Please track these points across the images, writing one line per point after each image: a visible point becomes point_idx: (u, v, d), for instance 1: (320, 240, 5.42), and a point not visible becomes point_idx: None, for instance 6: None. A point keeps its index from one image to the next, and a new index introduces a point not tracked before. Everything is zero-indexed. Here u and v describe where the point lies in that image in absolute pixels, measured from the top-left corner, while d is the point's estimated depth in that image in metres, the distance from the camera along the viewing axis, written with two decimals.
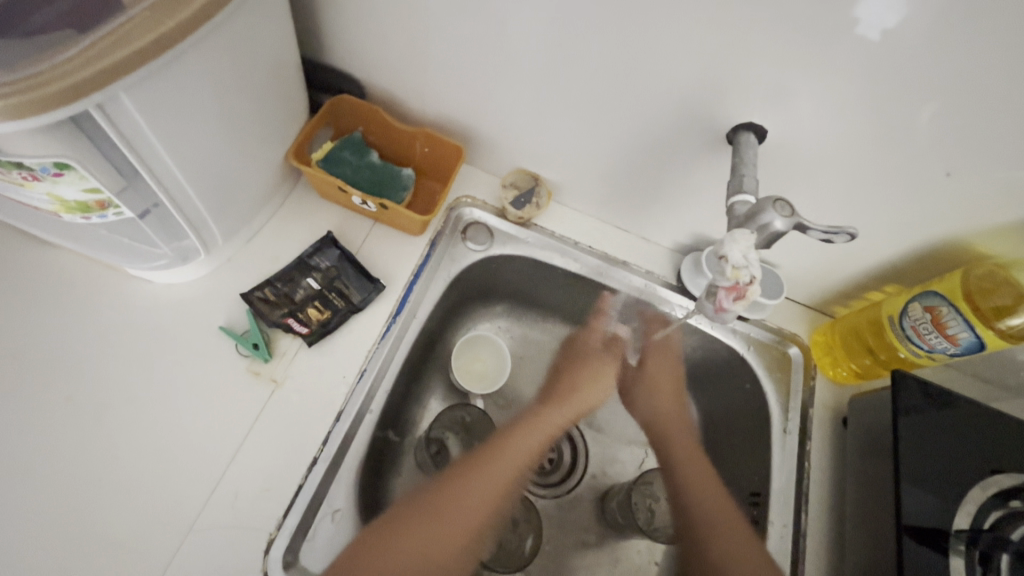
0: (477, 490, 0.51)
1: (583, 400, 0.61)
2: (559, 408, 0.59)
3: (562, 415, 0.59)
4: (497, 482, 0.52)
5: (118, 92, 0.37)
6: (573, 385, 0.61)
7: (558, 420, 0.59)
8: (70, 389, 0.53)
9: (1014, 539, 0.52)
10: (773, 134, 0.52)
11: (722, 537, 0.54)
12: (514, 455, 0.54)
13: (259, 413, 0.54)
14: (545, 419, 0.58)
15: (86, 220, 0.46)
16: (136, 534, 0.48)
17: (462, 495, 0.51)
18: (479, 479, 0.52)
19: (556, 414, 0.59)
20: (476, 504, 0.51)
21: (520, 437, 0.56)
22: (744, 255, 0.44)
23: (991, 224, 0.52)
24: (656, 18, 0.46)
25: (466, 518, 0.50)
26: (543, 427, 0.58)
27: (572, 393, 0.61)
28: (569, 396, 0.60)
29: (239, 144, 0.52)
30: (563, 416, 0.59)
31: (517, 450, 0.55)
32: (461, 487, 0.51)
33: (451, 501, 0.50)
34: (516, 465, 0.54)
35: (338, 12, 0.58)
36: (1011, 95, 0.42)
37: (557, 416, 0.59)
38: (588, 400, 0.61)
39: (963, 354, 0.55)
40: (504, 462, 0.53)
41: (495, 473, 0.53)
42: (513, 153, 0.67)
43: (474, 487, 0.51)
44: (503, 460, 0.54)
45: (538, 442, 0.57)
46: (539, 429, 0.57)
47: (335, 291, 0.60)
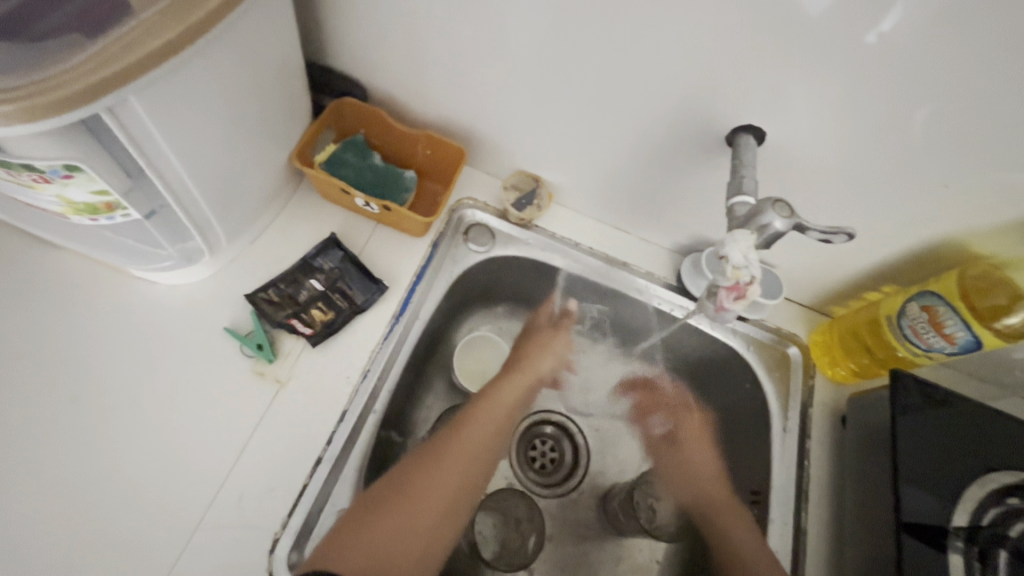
0: (452, 461, 0.58)
1: (533, 370, 0.69)
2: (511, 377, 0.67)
3: (517, 386, 0.67)
4: (471, 449, 0.59)
5: (128, 96, 0.38)
6: (523, 358, 0.69)
7: (517, 389, 0.67)
8: (75, 389, 0.53)
9: (1012, 536, 0.52)
10: (772, 136, 0.52)
11: (749, 551, 0.59)
12: (482, 426, 0.62)
13: (264, 413, 0.54)
14: (500, 388, 0.66)
15: (93, 221, 0.46)
16: (142, 533, 0.49)
17: (437, 468, 0.57)
18: (452, 452, 0.58)
19: (515, 386, 0.67)
20: (453, 473, 0.57)
21: (481, 407, 0.63)
22: (744, 255, 0.45)
23: (988, 225, 0.53)
24: (657, 21, 0.47)
25: (446, 485, 0.56)
26: (504, 399, 0.65)
27: (522, 365, 0.69)
28: (522, 368, 0.68)
29: (244, 146, 0.52)
30: (521, 386, 0.67)
31: (485, 420, 0.62)
32: (436, 461, 0.57)
33: (429, 474, 0.56)
34: (482, 432, 0.61)
35: (342, 15, 0.58)
36: (1008, 96, 0.43)
37: (511, 385, 0.67)
38: (538, 372, 0.69)
39: (961, 352, 0.55)
40: (467, 432, 0.60)
41: (465, 445, 0.59)
42: (515, 155, 0.67)
43: (448, 459, 0.58)
44: (473, 429, 0.61)
45: (500, 411, 0.64)
46: (501, 401, 0.65)
47: (339, 292, 0.60)
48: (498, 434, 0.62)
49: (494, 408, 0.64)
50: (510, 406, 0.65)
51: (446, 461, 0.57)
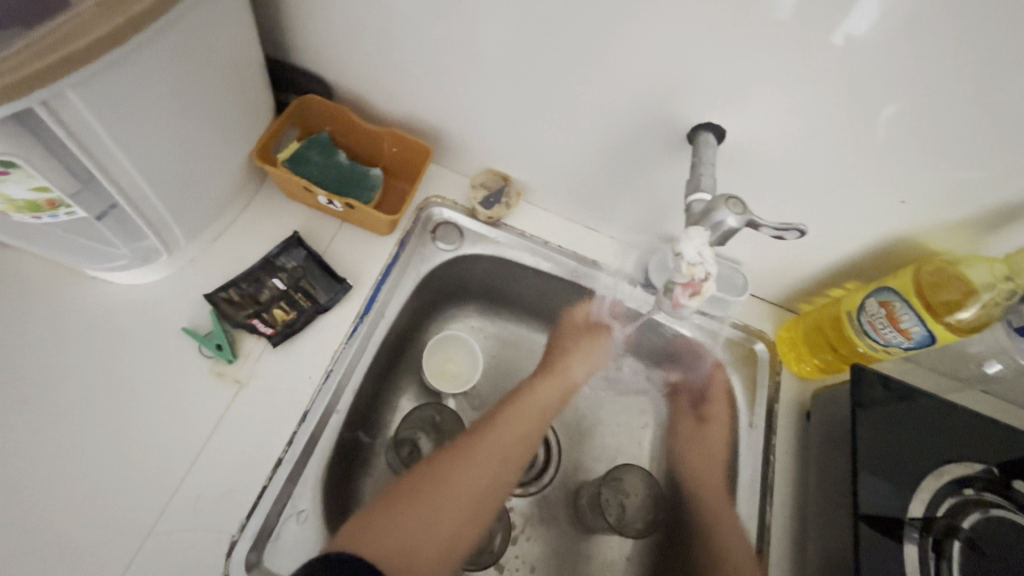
0: (484, 455, 0.56)
1: (567, 374, 0.68)
2: (546, 381, 0.66)
3: (552, 386, 0.66)
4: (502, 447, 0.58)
5: (65, 90, 0.37)
6: (559, 361, 0.69)
7: (553, 391, 0.65)
8: (24, 391, 0.51)
9: (964, 527, 0.54)
10: (731, 134, 0.53)
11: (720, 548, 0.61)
12: (514, 424, 0.60)
13: (222, 414, 0.53)
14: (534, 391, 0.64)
15: (37, 220, 0.45)
16: (93, 538, 0.47)
17: (466, 466, 0.54)
18: (484, 449, 0.56)
19: (549, 387, 0.66)
20: (483, 471, 0.55)
21: (516, 409, 0.62)
22: (698, 252, 0.46)
23: (941, 222, 0.54)
24: (616, 18, 0.47)
25: (474, 482, 0.54)
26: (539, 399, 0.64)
27: (557, 368, 0.68)
28: (557, 371, 0.68)
29: (199, 143, 0.51)
30: (556, 388, 0.66)
31: (516, 419, 0.60)
32: (465, 456, 0.55)
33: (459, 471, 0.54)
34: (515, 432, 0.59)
35: (303, 11, 0.58)
36: (953, 95, 0.44)
37: (545, 387, 0.65)
38: (572, 374, 0.68)
39: (917, 347, 0.56)
40: (499, 431, 0.58)
41: (495, 443, 0.57)
42: (482, 152, 0.67)
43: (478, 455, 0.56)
44: (503, 425, 0.59)
45: (534, 414, 0.62)
46: (535, 401, 0.63)
47: (302, 291, 0.59)
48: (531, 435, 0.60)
49: (528, 407, 0.62)
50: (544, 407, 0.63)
51: (475, 459, 0.55)
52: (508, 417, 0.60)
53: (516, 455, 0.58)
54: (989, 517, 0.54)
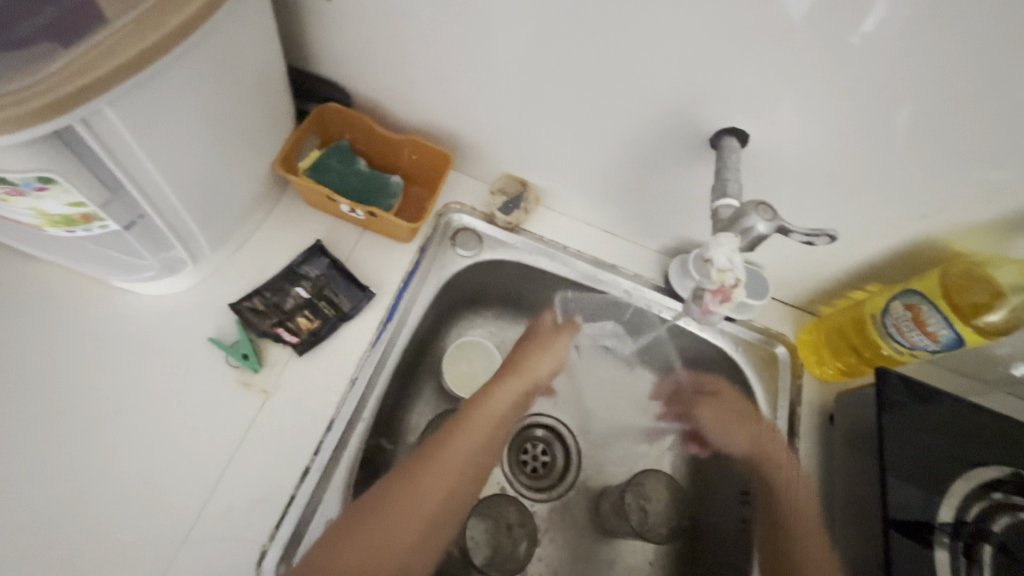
0: (444, 464, 0.54)
1: (529, 372, 0.66)
2: (508, 380, 0.64)
3: (515, 386, 0.64)
4: (467, 453, 0.56)
5: (102, 106, 0.37)
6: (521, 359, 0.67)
7: (514, 390, 0.63)
8: (55, 404, 0.52)
9: (995, 530, 0.53)
10: (755, 138, 0.53)
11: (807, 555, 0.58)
12: (474, 426, 0.58)
13: (249, 424, 0.54)
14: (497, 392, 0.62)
15: (70, 234, 0.45)
16: (126, 549, 0.48)
17: (434, 473, 0.53)
18: (448, 452, 0.55)
19: (510, 389, 0.63)
20: (444, 477, 0.54)
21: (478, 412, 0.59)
22: (728, 258, 0.46)
23: (967, 224, 0.54)
24: (640, 24, 0.47)
25: (442, 487, 0.53)
26: (500, 402, 0.62)
27: (519, 367, 0.66)
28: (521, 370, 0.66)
29: (224, 154, 0.51)
30: (519, 388, 0.64)
31: (481, 423, 0.59)
32: (432, 463, 0.54)
33: (428, 480, 0.53)
34: (476, 435, 0.58)
35: (324, 20, 0.58)
36: (984, 97, 0.43)
37: (508, 386, 0.63)
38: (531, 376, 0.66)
39: (943, 350, 0.56)
40: (460, 438, 0.56)
41: (462, 449, 0.56)
42: (501, 158, 0.67)
43: (444, 459, 0.55)
44: (468, 430, 0.57)
45: (495, 416, 0.61)
46: (497, 402, 0.61)
47: (325, 300, 0.59)
48: (490, 436, 0.59)
49: (489, 411, 0.60)
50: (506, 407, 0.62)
51: (444, 466, 0.54)
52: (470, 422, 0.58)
53: (480, 457, 0.58)
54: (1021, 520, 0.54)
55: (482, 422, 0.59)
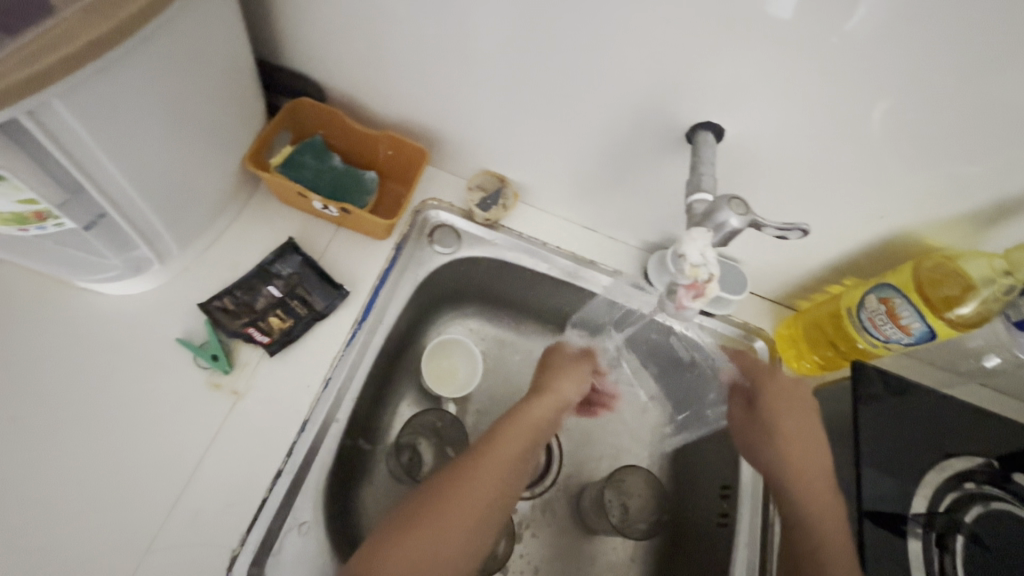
0: (475, 485, 0.49)
1: (558, 392, 0.60)
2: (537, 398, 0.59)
3: (544, 404, 0.58)
4: (501, 474, 0.51)
5: (50, 99, 0.36)
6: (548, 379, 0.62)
7: (544, 410, 0.58)
8: (14, 410, 0.50)
9: (966, 521, 0.54)
10: (731, 132, 0.52)
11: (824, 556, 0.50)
12: (507, 444, 0.53)
13: (219, 426, 0.52)
14: (527, 410, 0.57)
15: (23, 232, 0.44)
16: (90, 558, 0.46)
17: (464, 497, 0.48)
18: (481, 473, 0.50)
19: (542, 406, 0.58)
20: (476, 500, 0.49)
21: (509, 430, 0.54)
22: (701, 253, 0.45)
23: (940, 218, 0.54)
24: (614, 16, 0.46)
25: (470, 510, 0.48)
26: (532, 417, 0.56)
27: (547, 385, 0.61)
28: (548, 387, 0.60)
29: (189, 151, 0.50)
30: (549, 406, 0.58)
31: (514, 440, 0.53)
32: (463, 483, 0.49)
33: (460, 499, 0.48)
34: (509, 454, 0.52)
35: (293, 13, 0.57)
36: (954, 91, 0.43)
37: (537, 405, 0.58)
38: (562, 393, 0.61)
39: (917, 343, 0.56)
40: (491, 457, 0.51)
41: (494, 469, 0.51)
42: (479, 154, 0.66)
43: (473, 479, 0.50)
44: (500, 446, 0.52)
45: (527, 435, 0.55)
46: (531, 418, 0.56)
47: (298, 299, 0.58)
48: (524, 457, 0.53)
49: (523, 427, 0.55)
50: (539, 426, 0.56)
51: (475, 484, 0.49)
52: (502, 439, 0.53)
53: (513, 479, 0.52)
54: (991, 510, 0.55)
55: (514, 441, 0.53)
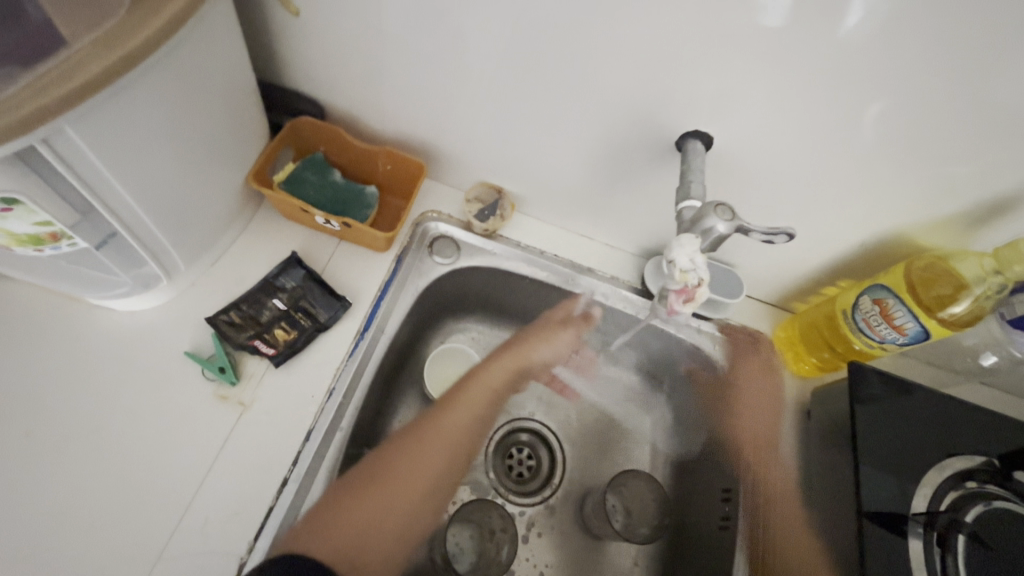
0: (436, 437, 0.60)
1: (521, 359, 0.71)
2: (498, 361, 0.69)
3: (503, 367, 0.69)
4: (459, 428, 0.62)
5: (63, 125, 0.38)
6: (518, 350, 0.71)
7: (501, 373, 0.69)
8: (31, 423, 0.52)
9: (968, 521, 0.54)
10: (719, 140, 0.54)
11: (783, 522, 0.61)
12: (462, 406, 0.64)
13: (226, 437, 0.54)
14: (485, 375, 0.67)
15: (39, 252, 0.45)
16: (103, 566, 0.48)
17: (425, 444, 0.59)
18: (438, 432, 0.60)
19: (501, 368, 0.69)
20: (438, 449, 0.59)
21: (464, 399, 0.65)
22: (690, 259, 0.46)
23: (930, 220, 0.55)
24: (601, 30, 0.48)
25: (426, 466, 0.58)
26: (487, 380, 0.67)
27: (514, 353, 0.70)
28: (515, 353, 0.70)
29: (196, 170, 0.52)
30: (507, 369, 0.69)
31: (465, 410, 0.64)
32: (424, 445, 0.59)
33: (424, 446, 0.59)
34: (467, 412, 0.64)
35: (293, 36, 0.59)
36: (934, 94, 0.45)
37: (495, 371, 0.68)
38: (526, 359, 0.71)
39: (911, 343, 0.56)
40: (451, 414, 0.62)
41: (454, 426, 0.62)
42: (476, 167, 0.68)
43: (432, 436, 0.60)
44: (450, 419, 0.62)
45: (480, 399, 0.66)
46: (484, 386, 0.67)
47: (302, 311, 0.60)
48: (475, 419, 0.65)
49: (478, 388, 0.66)
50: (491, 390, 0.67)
51: (437, 434, 0.60)
52: (460, 402, 0.64)
53: (466, 434, 0.63)
54: (993, 508, 0.55)
55: (472, 403, 0.65)
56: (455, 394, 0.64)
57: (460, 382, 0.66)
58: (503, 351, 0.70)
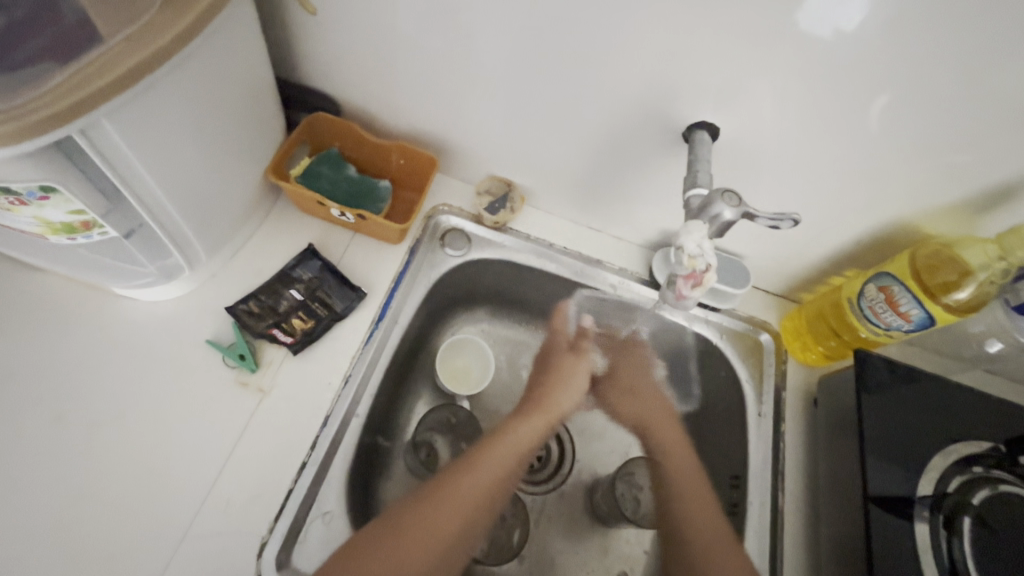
0: (455, 499, 0.52)
1: (553, 407, 0.62)
2: (530, 414, 0.60)
3: (536, 422, 0.60)
4: (484, 492, 0.53)
5: (99, 118, 0.40)
6: (546, 393, 0.63)
7: (535, 428, 0.60)
8: (61, 407, 0.54)
9: (974, 503, 0.55)
10: (725, 131, 0.55)
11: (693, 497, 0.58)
12: (491, 465, 0.55)
13: (247, 422, 0.55)
14: (516, 429, 0.58)
15: (73, 241, 0.47)
16: (130, 544, 0.49)
17: (442, 510, 0.51)
18: (457, 497, 0.52)
19: (534, 422, 0.60)
20: (458, 514, 0.51)
21: (492, 454, 0.55)
22: (698, 245, 0.48)
23: (935, 208, 0.56)
24: (609, 24, 0.49)
25: (450, 532, 0.50)
26: (520, 441, 0.58)
27: (543, 400, 0.62)
28: (544, 403, 0.62)
29: (218, 163, 0.54)
30: (542, 423, 0.60)
31: (492, 467, 0.54)
32: (439, 508, 0.51)
33: (439, 510, 0.51)
34: (494, 474, 0.54)
35: (309, 33, 0.61)
36: (936, 83, 0.46)
37: (529, 423, 0.59)
38: (559, 410, 0.62)
39: (917, 330, 0.57)
40: (475, 474, 0.54)
41: (476, 488, 0.53)
42: (486, 161, 0.69)
43: (451, 505, 0.51)
44: (473, 484, 0.53)
45: (511, 457, 0.56)
46: (515, 441, 0.57)
47: (318, 301, 0.62)
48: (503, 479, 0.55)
49: (508, 452, 0.56)
50: (525, 445, 0.58)
51: (456, 498, 0.52)
52: (487, 460, 0.55)
53: (492, 498, 0.54)
54: (998, 492, 0.55)
55: (500, 461, 0.55)
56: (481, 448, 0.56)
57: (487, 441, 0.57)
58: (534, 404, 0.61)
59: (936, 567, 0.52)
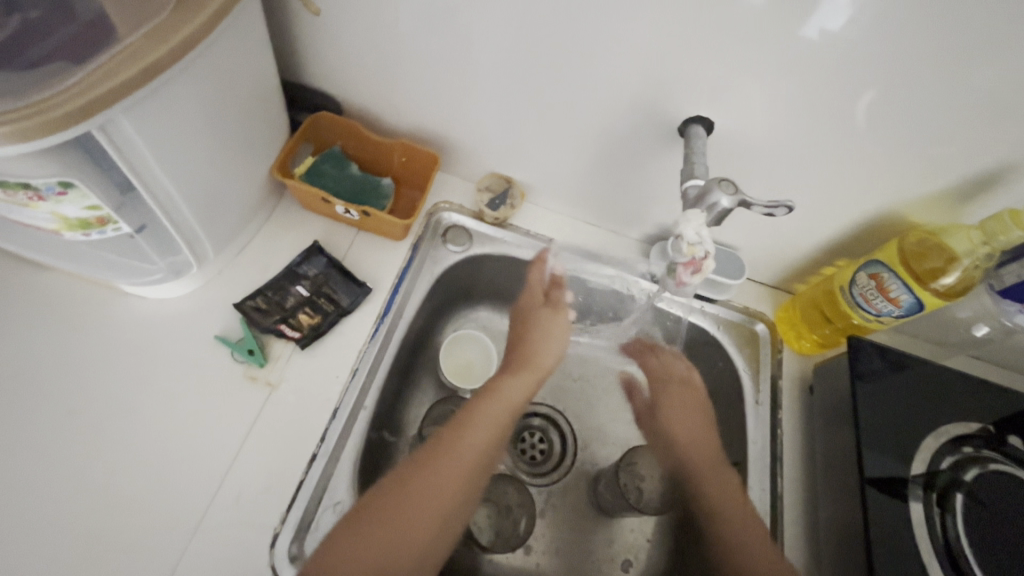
0: (451, 458, 0.53)
1: (537, 362, 0.63)
2: (515, 373, 0.61)
3: (523, 378, 0.61)
4: (479, 449, 0.55)
5: (116, 114, 0.41)
6: (528, 350, 0.63)
7: (522, 385, 0.61)
8: (73, 403, 0.54)
9: (966, 480, 0.57)
10: (719, 126, 0.57)
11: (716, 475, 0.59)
12: (483, 422, 0.56)
13: (257, 416, 0.56)
14: (504, 387, 0.59)
15: (86, 237, 0.48)
16: (145, 535, 0.50)
17: (441, 467, 0.52)
18: (453, 456, 0.53)
19: (520, 379, 0.61)
20: (455, 472, 0.52)
21: (483, 412, 0.57)
22: (697, 232, 0.50)
23: (921, 197, 0.58)
24: (606, 23, 0.51)
25: (450, 489, 0.52)
26: (509, 398, 0.59)
27: (527, 357, 0.63)
28: (527, 359, 0.63)
29: (225, 161, 0.55)
30: (526, 380, 0.61)
31: (486, 422, 0.56)
32: (438, 468, 0.52)
33: (437, 470, 0.52)
34: (487, 430, 0.56)
35: (311, 35, 0.62)
36: (919, 77, 0.48)
37: (514, 380, 0.60)
38: (544, 366, 0.63)
39: (907, 315, 0.59)
40: (468, 432, 0.55)
41: (472, 446, 0.54)
42: (486, 158, 0.71)
43: (449, 465, 0.53)
44: (468, 442, 0.54)
45: (502, 412, 0.58)
46: (503, 397, 0.59)
47: (324, 296, 0.63)
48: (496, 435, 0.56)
49: (500, 407, 0.58)
50: (516, 402, 0.59)
51: (453, 456, 0.53)
52: (479, 417, 0.56)
53: (486, 455, 0.55)
54: (988, 471, 0.58)
55: (490, 418, 0.56)
56: (473, 402, 0.58)
57: (479, 397, 0.58)
58: (518, 362, 0.62)
59: (931, 543, 0.54)
